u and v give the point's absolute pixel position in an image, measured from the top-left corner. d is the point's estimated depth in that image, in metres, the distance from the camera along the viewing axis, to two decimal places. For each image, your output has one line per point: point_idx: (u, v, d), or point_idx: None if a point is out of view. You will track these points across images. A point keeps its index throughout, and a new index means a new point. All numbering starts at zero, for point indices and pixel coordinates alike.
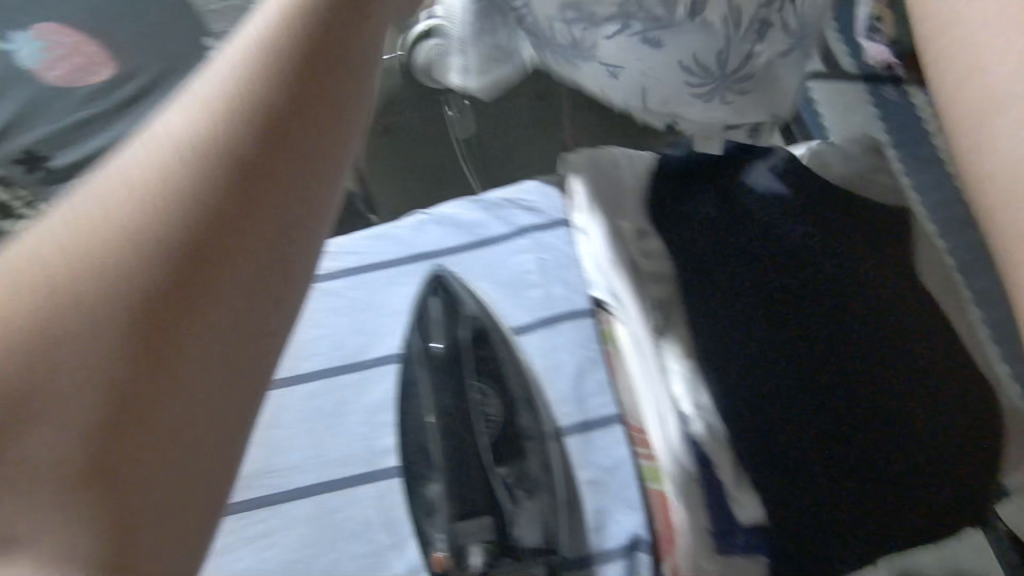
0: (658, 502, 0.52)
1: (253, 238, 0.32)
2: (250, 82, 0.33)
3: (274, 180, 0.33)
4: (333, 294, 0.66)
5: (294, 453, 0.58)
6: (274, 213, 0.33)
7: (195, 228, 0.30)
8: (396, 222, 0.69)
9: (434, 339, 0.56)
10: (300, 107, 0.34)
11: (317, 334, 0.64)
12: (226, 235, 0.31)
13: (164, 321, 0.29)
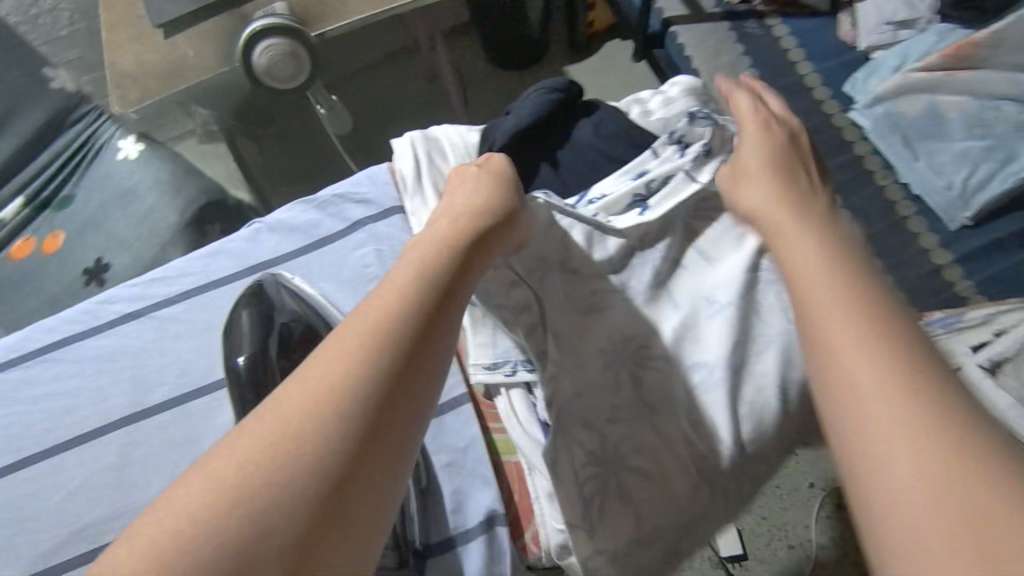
0: (514, 472, 0.59)
1: (372, 445, 0.42)
2: (377, 324, 0.47)
3: (390, 406, 0.43)
4: (164, 318, 0.65)
5: (147, 488, 0.59)
6: (395, 414, 0.44)
7: (329, 444, 0.41)
8: (227, 237, 0.68)
9: (241, 352, 0.53)
10: (400, 356, 0.45)
11: (154, 366, 0.63)
12: (347, 470, 0.40)
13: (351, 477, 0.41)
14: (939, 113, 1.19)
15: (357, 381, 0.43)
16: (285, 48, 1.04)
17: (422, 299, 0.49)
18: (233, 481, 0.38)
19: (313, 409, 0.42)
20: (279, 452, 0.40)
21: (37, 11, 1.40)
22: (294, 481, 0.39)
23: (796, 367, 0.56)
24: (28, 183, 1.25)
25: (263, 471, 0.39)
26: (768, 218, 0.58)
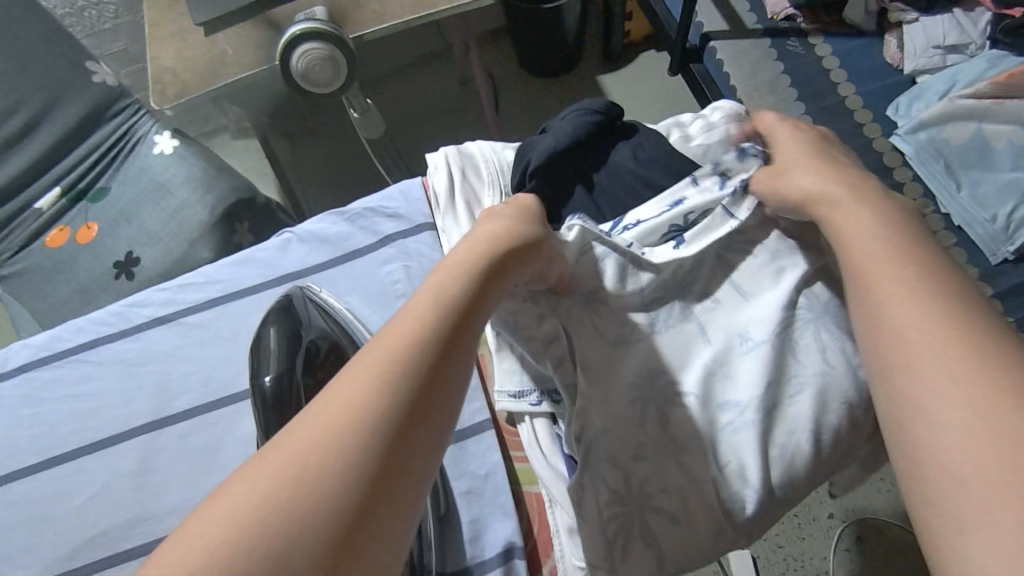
0: (533, 504, 0.63)
1: (404, 451, 0.40)
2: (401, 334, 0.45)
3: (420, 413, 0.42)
4: (199, 322, 0.70)
5: (172, 494, 0.63)
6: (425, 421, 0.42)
7: (360, 450, 0.38)
8: (259, 245, 0.72)
9: (267, 373, 0.54)
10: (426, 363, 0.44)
11: (184, 370, 0.68)
12: (380, 476, 0.38)
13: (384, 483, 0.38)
14: (986, 142, 1.15)
15: (385, 388, 0.41)
16: (323, 52, 1.05)
17: (444, 317, 0.47)
18: (265, 490, 0.36)
19: (333, 432, 0.39)
20: (308, 460, 0.37)
21: (84, 3, 1.43)
22: (326, 487, 0.36)
23: (831, 411, 0.54)
24: (65, 174, 1.27)
25: (291, 479, 0.36)
26: (832, 214, 0.55)
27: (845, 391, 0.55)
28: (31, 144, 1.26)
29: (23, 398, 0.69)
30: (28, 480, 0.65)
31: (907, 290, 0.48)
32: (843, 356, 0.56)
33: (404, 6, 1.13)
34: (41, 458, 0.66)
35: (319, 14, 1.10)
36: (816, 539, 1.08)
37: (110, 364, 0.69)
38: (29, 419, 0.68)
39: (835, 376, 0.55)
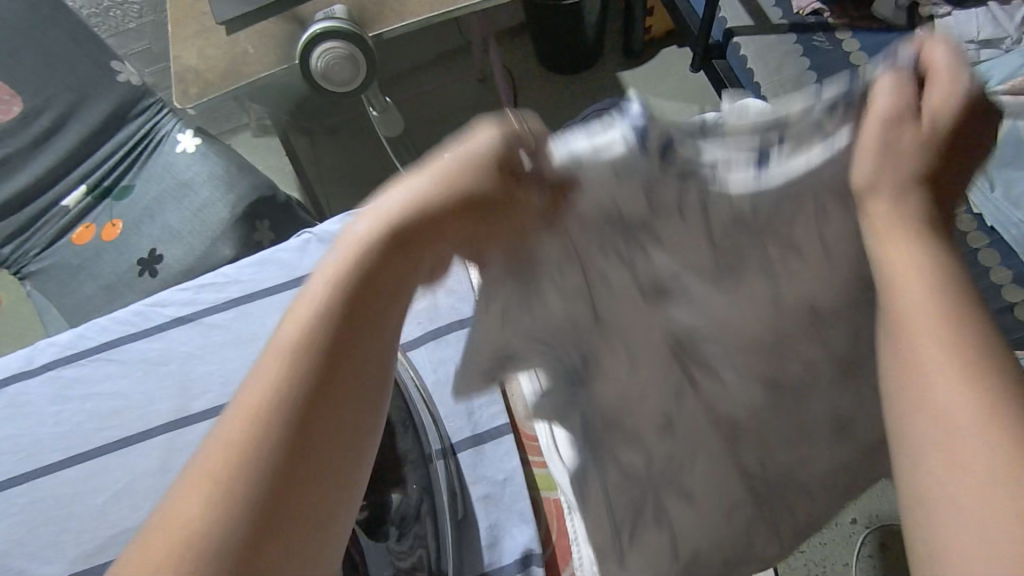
0: (552, 508, 0.63)
1: (316, 442, 0.37)
2: (310, 305, 0.40)
3: (331, 397, 0.38)
4: (218, 322, 0.71)
5: None
6: (339, 404, 0.39)
7: (264, 447, 0.36)
8: (278, 246, 0.73)
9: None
10: (336, 339, 0.39)
11: (205, 370, 0.69)
12: (288, 475, 0.36)
13: (295, 483, 0.36)
14: (1022, 140, 1.11)
15: (287, 377, 0.37)
16: (343, 51, 1.05)
17: (359, 278, 0.41)
18: (183, 511, 0.34)
19: (243, 433, 0.36)
20: (216, 470, 0.35)
21: (110, 3, 1.45)
22: (232, 498, 0.34)
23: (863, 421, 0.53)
24: (90, 172, 1.29)
25: (199, 492, 0.34)
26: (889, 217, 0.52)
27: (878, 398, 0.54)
28: (58, 142, 1.28)
29: (48, 395, 0.70)
30: (54, 477, 0.66)
31: (921, 274, 0.40)
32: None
33: (423, 4, 1.13)
34: (65, 456, 0.67)
35: (338, 12, 1.10)
36: None
37: (132, 362, 0.70)
38: (55, 417, 0.69)
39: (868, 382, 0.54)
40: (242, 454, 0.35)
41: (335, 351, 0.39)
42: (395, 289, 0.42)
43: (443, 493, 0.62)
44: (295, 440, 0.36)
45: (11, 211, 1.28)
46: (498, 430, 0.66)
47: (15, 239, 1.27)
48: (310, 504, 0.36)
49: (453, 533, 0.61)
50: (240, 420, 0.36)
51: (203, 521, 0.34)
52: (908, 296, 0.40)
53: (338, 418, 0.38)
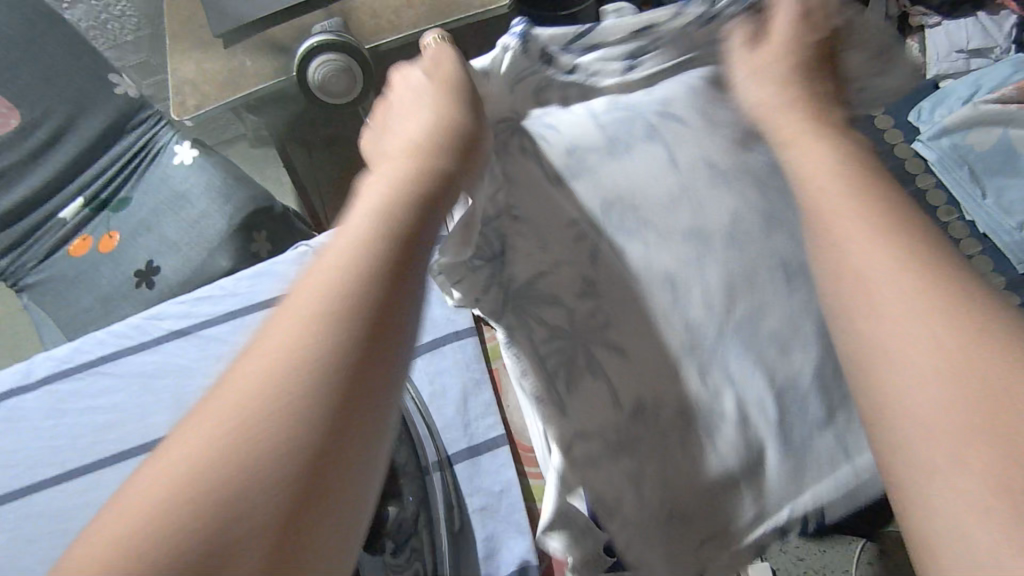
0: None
1: (356, 410, 0.36)
2: (339, 272, 0.40)
3: (371, 364, 0.37)
4: (216, 335, 0.71)
5: None
6: (379, 370, 0.37)
7: (297, 416, 0.34)
8: (275, 259, 0.74)
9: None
10: (373, 304, 0.39)
11: (202, 383, 0.69)
12: (325, 444, 0.34)
13: (335, 452, 0.34)
14: (1014, 148, 1.11)
15: (319, 341, 0.37)
16: (339, 64, 1.06)
17: (386, 250, 0.42)
18: (196, 475, 0.32)
19: (247, 420, 0.34)
20: (238, 433, 0.34)
21: (106, 16, 1.45)
22: (263, 465, 0.33)
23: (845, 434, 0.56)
24: (88, 185, 1.30)
25: (217, 461, 0.33)
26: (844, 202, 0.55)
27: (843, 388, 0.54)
28: (55, 154, 1.28)
29: (44, 410, 0.70)
30: (50, 492, 0.66)
31: (870, 232, 0.42)
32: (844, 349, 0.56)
33: (419, 17, 1.14)
34: (61, 471, 0.67)
35: (334, 25, 1.11)
36: None
37: (129, 376, 0.70)
38: (50, 431, 0.69)
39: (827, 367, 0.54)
40: (271, 423, 0.34)
41: (372, 317, 0.38)
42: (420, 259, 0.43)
43: (441, 507, 0.63)
44: (306, 435, 0.34)
45: (8, 224, 1.28)
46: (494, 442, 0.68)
47: (12, 252, 1.27)
48: (347, 472, 0.34)
49: (451, 546, 0.62)
50: (266, 387, 0.35)
51: (227, 490, 0.32)
52: (846, 256, 0.42)
53: (381, 383, 0.37)
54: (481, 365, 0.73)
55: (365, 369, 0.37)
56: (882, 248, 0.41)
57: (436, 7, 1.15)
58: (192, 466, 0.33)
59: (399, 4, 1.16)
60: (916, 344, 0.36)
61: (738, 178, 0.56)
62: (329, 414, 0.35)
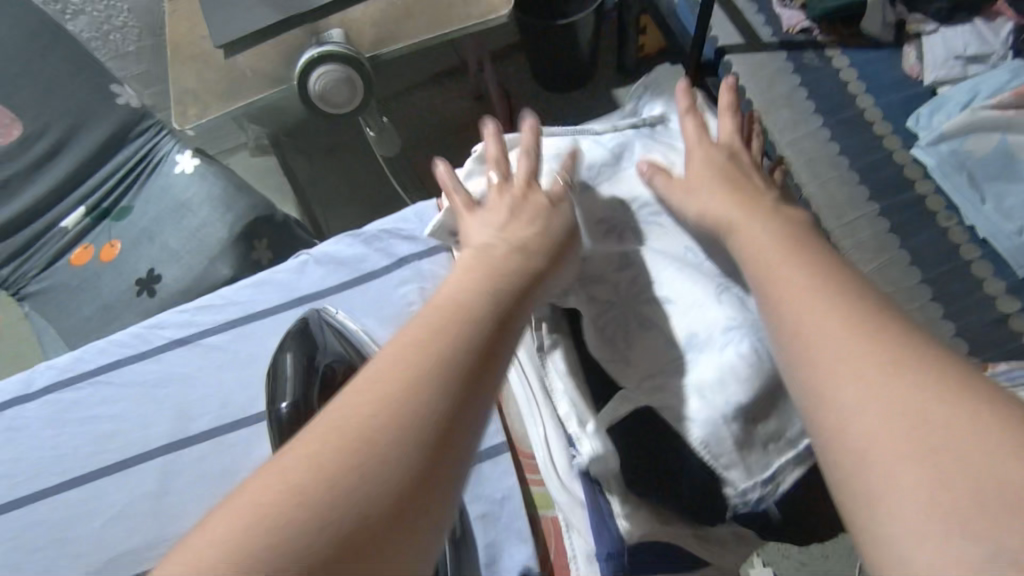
0: (550, 526, 0.63)
1: (452, 449, 0.40)
2: (449, 328, 0.46)
3: (468, 413, 0.42)
4: (215, 344, 0.71)
5: (189, 516, 0.64)
6: (472, 418, 0.42)
7: (406, 441, 0.39)
8: (275, 267, 0.74)
9: (282, 396, 0.51)
10: (473, 361, 0.44)
11: (203, 392, 0.69)
12: (421, 472, 0.39)
13: (427, 479, 0.39)
14: (1012, 154, 1.13)
15: (427, 382, 0.42)
16: (340, 73, 1.06)
17: (483, 313, 0.48)
18: (310, 475, 0.37)
19: (349, 450, 0.38)
20: (351, 444, 0.39)
21: (109, 27, 1.46)
22: (365, 474, 0.37)
23: None
24: (90, 195, 1.30)
25: (334, 465, 0.37)
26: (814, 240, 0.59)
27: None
28: (57, 164, 1.29)
29: (45, 418, 0.70)
30: (50, 501, 0.66)
31: (805, 281, 0.46)
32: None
33: (419, 26, 1.15)
34: (62, 480, 0.67)
35: (337, 36, 1.12)
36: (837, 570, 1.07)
37: (129, 385, 0.70)
38: (52, 440, 0.69)
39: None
40: (383, 443, 0.39)
41: (476, 369, 0.44)
42: (511, 322, 0.49)
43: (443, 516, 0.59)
44: (399, 465, 0.38)
45: (11, 234, 1.29)
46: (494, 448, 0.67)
47: (15, 261, 1.28)
48: (434, 501, 0.38)
49: (453, 553, 0.58)
50: (379, 410, 0.40)
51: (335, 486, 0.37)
52: (803, 307, 0.44)
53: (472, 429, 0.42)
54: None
55: (461, 415, 0.41)
56: (816, 292, 0.45)
57: (436, 17, 1.15)
58: (308, 463, 0.38)
59: (398, 14, 1.16)
60: (860, 380, 0.39)
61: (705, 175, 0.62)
62: (428, 445, 0.39)
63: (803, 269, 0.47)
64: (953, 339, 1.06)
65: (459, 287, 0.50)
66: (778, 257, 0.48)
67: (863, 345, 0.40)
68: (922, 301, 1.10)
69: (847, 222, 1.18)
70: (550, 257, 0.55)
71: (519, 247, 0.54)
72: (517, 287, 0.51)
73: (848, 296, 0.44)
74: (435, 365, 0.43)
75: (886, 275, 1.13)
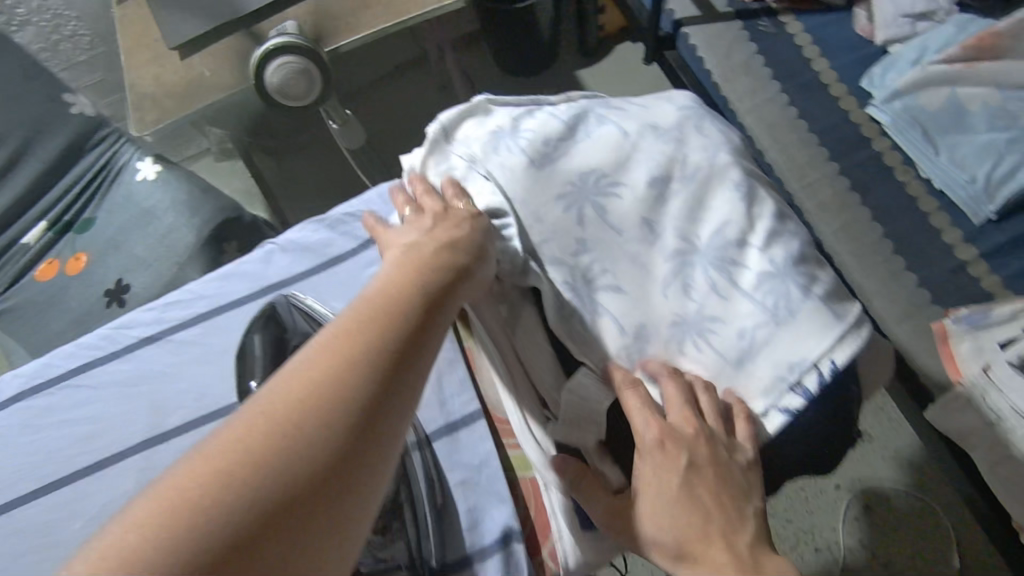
0: (529, 488, 0.64)
1: (364, 451, 0.41)
2: (376, 325, 0.46)
3: (383, 417, 0.42)
4: (186, 339, 0.71)
5: None
6: (388, 425, 0.42)
7: (319, 442, 0.40)
8: (241, 258, 0.75)
9: (253, 377, 0.53)
10: (395, 361, 0.44)
11: (178, 386, 0.69)
12: (330, 472, 0.39)
13: (335, 480, 0.39)
14: (961, 106, 1.16)
15: (348, 381, 0.42)
16: (297, 66, 1.06)
17: (412, 309, 0.48)
18: (222, 471, 0.37)
19: (264, 445, 0.39)
20: (264, 445, 0.39)
21: (58, 37, 1.43)
22: (272, 471, 0.38)
23: (830, 372, 0.54)
24: (51, 208, 1.28)
25: (245, 461, 0.38)
26: (755, 210, 0.60)
27: (815, 328, 0.54)
28: (14, 179, 1.26)
29: (16, 426, 0.69)
30: (27, 508, 0.65)
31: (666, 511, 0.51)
32: (802, 287, 0.56)
33: (375, 17, 1.14)
34: (39, 485, 0.66)
35: (290, 28, 1.11)
36: (820, 533, 1.18)
37: (101, 386, 0.70)
38: (26, 447, 0.68)
39: (780, 305, 0.55)
40: (295, 442, 0.39)
41: (397, 370, 0.44)
42: (436, 318, 0.49)
43: (424, 487, 0.61)
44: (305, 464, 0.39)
45: None
46: (472, 417, 0.68)
47: None
48: (339, 506, 0.39)
49: (436, 523, 0.61)
50: (297, 406, 0.41)
51: (242, 484, 0.37)
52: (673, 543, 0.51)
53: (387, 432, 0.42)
54: (453, 343, 0.71)
55: (378, 418, 0.42)
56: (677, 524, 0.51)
57: (392, 6, 1.15)
58: (221, 457, 0.38)
59: (353, 6, 1.16)
60: None
61: (651, 148, 0.63)
62: (339, 447, 0.40)
63: (662, 497, 0.51)
64: (918, 290, 1.09)
65: (388, 283, 0.50)
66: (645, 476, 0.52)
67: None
68: (885, 255, 1.13)
69: (808, 183, 1.21)
70: (479, 250, 0.56)
71: (449, 243, 0.55)
72: (449, 284, 0.52)
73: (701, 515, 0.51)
74: (360, 364, 0.43)
75: (849, 233, 1.16)
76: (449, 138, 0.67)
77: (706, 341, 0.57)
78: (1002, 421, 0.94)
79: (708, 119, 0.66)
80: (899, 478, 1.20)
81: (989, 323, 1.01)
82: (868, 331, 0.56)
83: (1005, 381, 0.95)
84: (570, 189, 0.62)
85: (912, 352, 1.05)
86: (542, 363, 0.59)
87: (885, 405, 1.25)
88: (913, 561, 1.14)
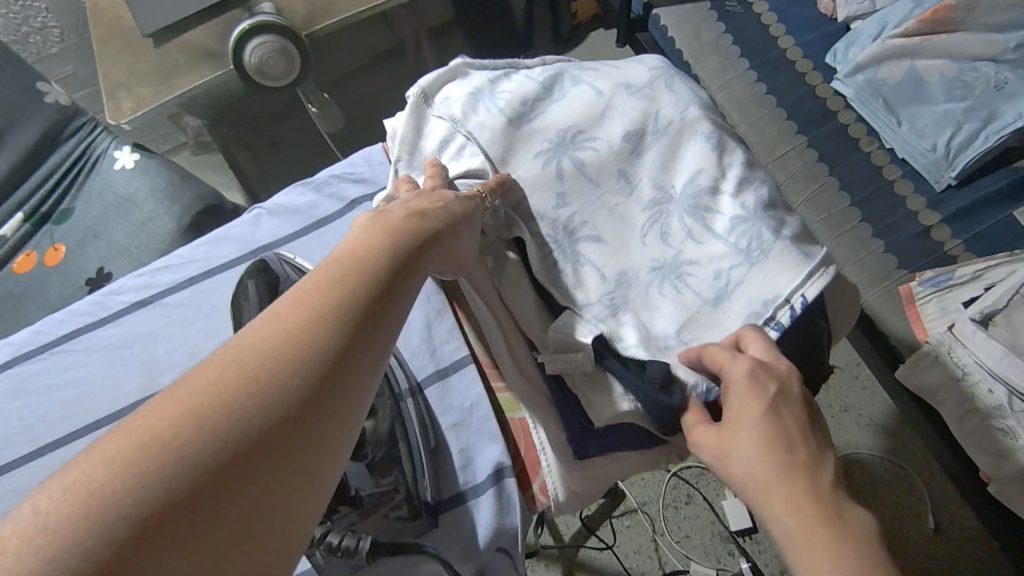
0: (518, 427, 0.66)
1: (325, 411, 0.35)
2: (342, 277, 0.41)
3: (349, 373, 0.37)
4: (179, 302, 0.73)
5: None
6: (354, 382, 0.37)
7: (274, 396, 0.34)
8: (230, 224, 0.77)
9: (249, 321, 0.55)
10: (364, 313, 0.39)
11: (172, 347, 0.71)
12: (285, 433, 0.33)
13: (290, 442, 0.33)
14: (920, 78, 1.21)
15: (312, 331, 0.37)
16: (275, 46, 1.08)
17: (381, 261, 0.43)
18: (158, 429, 0.31)
19: (209, 399, 0.32)
20: (210, 400, 0.32)
21: (27, 29, 1.41)
22: (218, 429, 0.32)
23: (801, 306, 0.56)
24: (26, 200, 1.26)
25: (187, 417, 0.31)
26: (727, 159, 0.63)
27: (787, 266, 0.57)
28: None
29: (7, 392, 0.69)
30: (21, 471, 0.66)
31: (743, 390, 0.48)
32: (771, 229, 0.59)
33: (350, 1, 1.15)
34: (34, 447, 0.67)
35: (267, 10, 1.11)
36: None
37: (94, 351, 0.71)
38: (18, 412, 0.68)
39: (753, 245, 0.58)
40: (248, 396, 0.33)
41: (366, 323, 0.39)
42: (408, 274, 0.44)
43: (417, 428, 0.63)
44: (239, 443, 0.32)
45: None
46: (460, 366, 0.69)
47: None
48: (292, 470, 0.33)
49: (431, 463, 0.63)
50: (250, 358, 0.35)
51: (182, 440, 0.31)
52: (739, 422, 0.47)
53: (352, 391, 0.37)
54: (440, 294, 0.73)
55: (342, 373, 0.36)
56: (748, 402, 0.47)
57: None
58: (158, 415, 0.31)
59: None
60: (772, 484, 0.44)
61: (624, 106, 0.66)
62: (298, 404, 0.34)
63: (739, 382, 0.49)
64: (885, 254, 1.13)
65: (356, 238, 0.46)
66: (727, 364, 0.50)
67: (770, 457, 0.45)
68: (853, 223, 1.17)
69: (778, 156, 1.25)
70: (450, 220, 0.53)
71: (418, 211, 0.51)
72: (417, 243, 0.47)
73: (776, 397, 0.47)
74: (327, 315, 0.38)
75: (818, 202, 1.20)
76: (428, 102, 0.69)
77: (684, 284, 0.59)
78: (967, 375, 0.97)
79: (678, 78, 0.69)
80: (875, 443, 1.24)
81: (952, 283, 1.05)
82: (834, 270, 0.59)
83: (966, 335, 0.98)
84: (547, 148, 0.65)
85: (882, 315, 1.09)
86: (524, 308, 0.62)
87: (859, 373, 1.30)
88: (894, 523, 1.17)
